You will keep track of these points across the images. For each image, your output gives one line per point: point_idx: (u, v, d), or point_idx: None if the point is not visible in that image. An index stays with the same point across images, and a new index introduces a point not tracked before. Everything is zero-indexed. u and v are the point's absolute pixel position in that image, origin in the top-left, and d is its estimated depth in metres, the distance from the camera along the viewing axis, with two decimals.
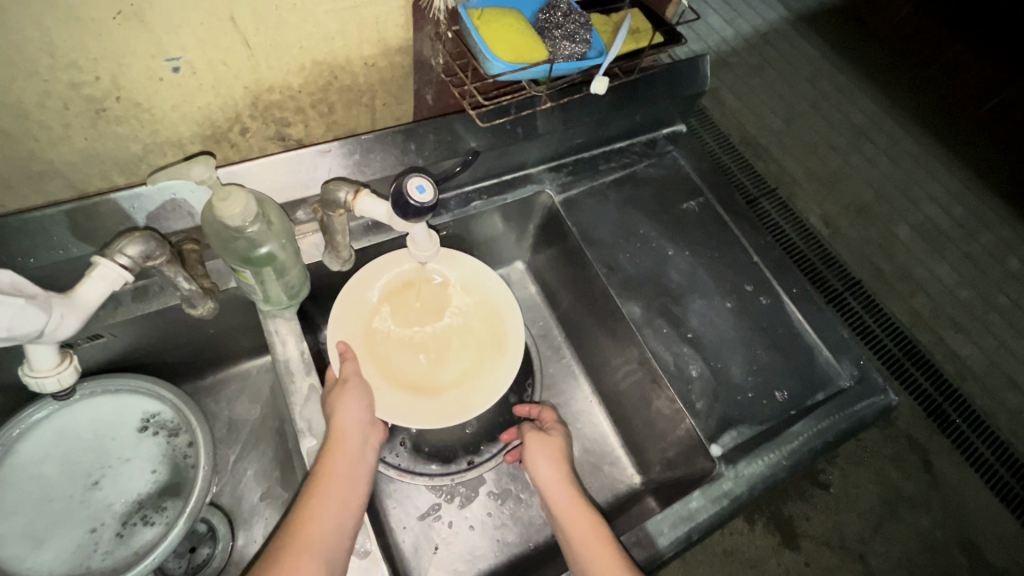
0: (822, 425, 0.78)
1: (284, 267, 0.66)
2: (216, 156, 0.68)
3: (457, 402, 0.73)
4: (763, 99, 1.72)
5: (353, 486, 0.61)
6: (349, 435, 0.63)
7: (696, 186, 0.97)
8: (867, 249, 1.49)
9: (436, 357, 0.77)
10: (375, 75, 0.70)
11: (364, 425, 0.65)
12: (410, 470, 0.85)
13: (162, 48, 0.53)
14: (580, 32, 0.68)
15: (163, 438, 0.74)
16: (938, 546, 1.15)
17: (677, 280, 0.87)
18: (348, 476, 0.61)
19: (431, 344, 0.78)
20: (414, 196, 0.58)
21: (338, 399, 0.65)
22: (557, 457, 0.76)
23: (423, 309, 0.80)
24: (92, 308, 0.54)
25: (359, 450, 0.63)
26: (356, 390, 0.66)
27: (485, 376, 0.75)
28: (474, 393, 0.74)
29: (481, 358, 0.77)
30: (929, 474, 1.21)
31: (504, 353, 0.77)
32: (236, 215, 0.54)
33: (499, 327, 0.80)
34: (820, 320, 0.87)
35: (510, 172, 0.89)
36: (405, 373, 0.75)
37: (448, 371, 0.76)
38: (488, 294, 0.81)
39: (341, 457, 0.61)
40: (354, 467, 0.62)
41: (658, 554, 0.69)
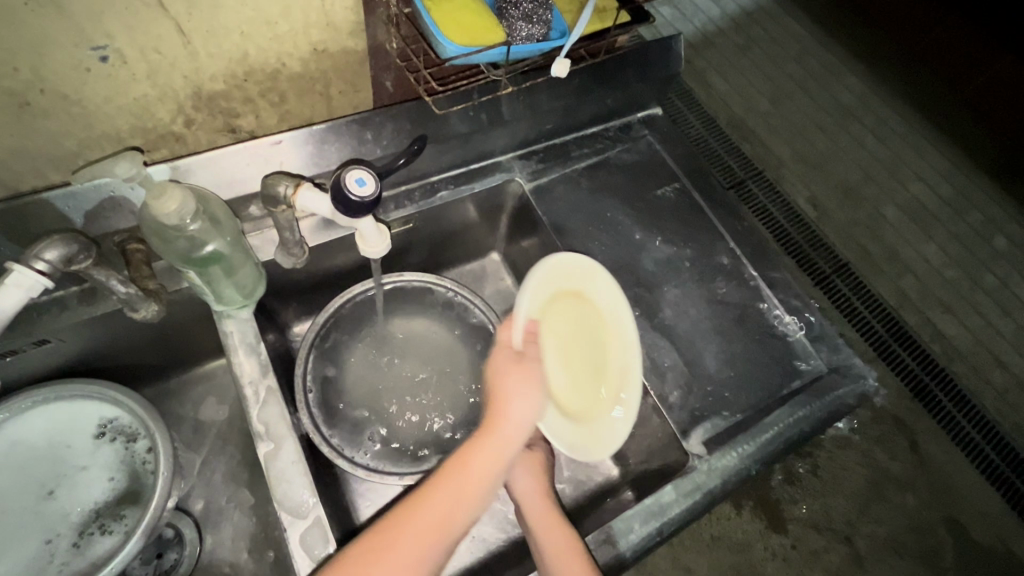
0: (799, 413, 0.77)
1: (232, 266, 0.63)
2: (162, 151, 0.65)
3: (568, 436, 0.70)
4: (748, 79, 1.68)
5: (488, 483, 0.59)
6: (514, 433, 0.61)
7: (672, 171, 0.94)
8: (853, 230, 1.47)
9: (566, 378, 0.72)
10: (327, 62, 0.67)
11: (527, 420, 0.61)
12: (378, 470, 0.76)
13: (85, 35, 0.50)
14: (539, 13, 0.66)
15: (120, 444, 0.71)
16: (924, 524, 1.15)
17: (652, 269, 0.85)
18: (484, 473, 0.59)
19: (569, 358, 0.72)
20: (353, 190, 0.56)
21: (511, 390, 0.61)
22: (536, 469, 0.78)
23: (570, 317, 0.73)
24: (6, 317, 0.51)
25: (512, 447, 0.61)
26: (527, 386, 0.61)
27: (603, 422, 0.72)
28: (585, 434, 0.71)
29: (599, 394, 0.73)
30: (915, 454, 1.21)
31: (626, 398, 0.72)
32: (171, 212, 0.51)
33: (626, 372, 0.74)
34: (798, 307, 0.85)
35: (478, 160, 0.85)
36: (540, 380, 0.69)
37: (571, 397, 0.72)
38: (622, 331, 0.75)
39: (499, 444, 0.60)
40: (495, 466, 0.59)
41: (623, 555, 0.68)
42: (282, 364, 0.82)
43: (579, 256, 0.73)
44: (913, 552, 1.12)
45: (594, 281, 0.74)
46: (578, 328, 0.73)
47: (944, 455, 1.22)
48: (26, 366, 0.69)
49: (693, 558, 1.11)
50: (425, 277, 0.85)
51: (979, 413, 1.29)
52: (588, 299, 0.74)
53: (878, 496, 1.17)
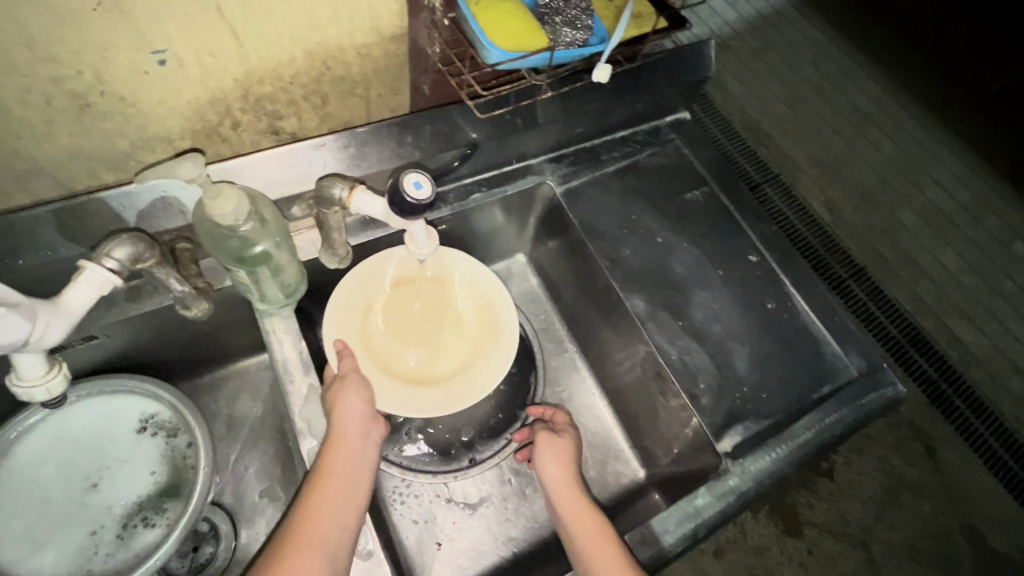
0: (829, 419, 0.77)
1: (279, 267, 0.64)
2: (208, 152, 0.66)
3: (458, 392, 0.72)
4: (766, 83, 1.69)
5: (353, 481, 0.61)
6: (349, 429, 0.63)
7: (699, 175, 0.94)
8: (871, 234, 1.47)
9: (428, 350, 0.76)
10: (370, 65, 0.68)
11: (366, 418, 0.65)
12: (413, 467, 0.83)
13: (146, 40, 0.51)
14: (581, 19, 0.67)
15: (161, 438, 0.73)
16: (941, 532, 1.16)
17: (681, 273, 0.85)
18: (347, 477, 0.60)
19: (434, 337, 0.77)
20: (410, 192, 0.56)
21: (338, 396, 0.64)
22: (565, 459, 0.76)
23: (419, 306, 0.79)
24: (78, 314, 0.52)
25: (359, 447, 0.63)
26: (354, 385, 0.66)
27: (483, 365, 0.75)
28: (471, 383, 0.73)
29: (475, 346, 0.77)
30: (932, 459, 1.22)
31: (499, 338, 0.76)
32: (226, 213, 0.52)
33: (493, 316, 0.78)
34: (827, 312, 0.85)
35: (510, 163, 0.87)
36: (405, 368, 0.74)
37: (445, 361, 0.75)
38: (476, 287, 0.80)
39: (345, 451, 0.62)
40: (353, 461, 0.62)
41: (662, 554, 0.69)
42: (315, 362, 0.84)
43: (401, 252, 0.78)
44: (926, 556, 1.13)
45: (435, 265, 0.80)
46: (428, 312, 0.79)
47: (962, 463, 1.22)
48: (71, 360, 0.70)
49: (711, 561, 1.12)
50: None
51: (996, 419, 1.28)
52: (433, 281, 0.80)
53: (893, 501, 1.18)
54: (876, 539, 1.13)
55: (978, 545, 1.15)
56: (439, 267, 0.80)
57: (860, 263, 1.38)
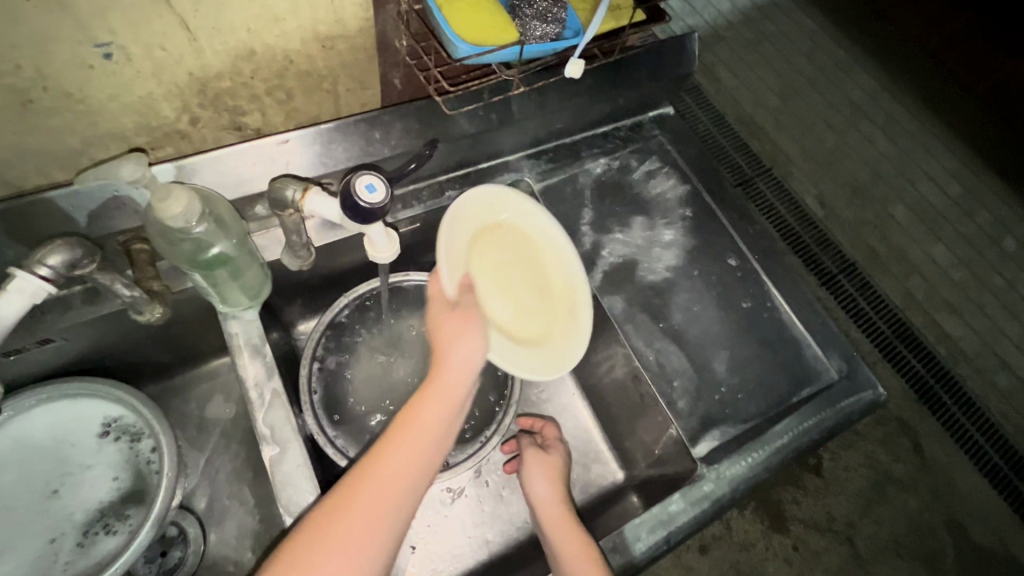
0: (809, 422, 0.76)
1: (239, 268, 0.62)
2: (168, 150, 0.64)
3: (533, 360, 0.74)
4: (758, 75, 1.66)
5: (435, 443, 0.59)
6: (453, 386, 0.61)
7: (682, 172, 0.92)
8: (862, 229, 1.46)
9: (503, 304, 0.76)
10: (336, 59, 0.65)
11: (473, 373, 0.62)
12: None
13: (89, 33, 0.48)
14: (553, 11, 0.64)
15: (125, 443, 0.71)
16: (925, 526, 1.16)
17: (662, 272, 0.84)
18: (436, 433, 0.59)
19: (514, 292, 0.77)
20: (363, 197, 0.54)
21: (456, 338, 0.62)
22: (553, 476, 0.77)
23: (517, 257, 0.77)
24: (6, 325, 0.50)
25: (458, 405, 0.61)
26: (473, 333, 0.63)
27: (557, 340, 0.76)
28: (544, 354, 0.75)
29: (553, 317, 0.78)
30: (918, 455, 1.22)
31: (577, 315, 0.77)
32: (176, 213, 0.50)
33: (572, 290, 0.78)
34: (810, 313, 0.84)
35: (487, 160, 0.84)
36: (493, 317, 0.74)
37: (527, 324, 0.77)
38: (565, 258, 0.78)
39: (441, 401, 0.59)
40: (445, 422, 0.59)
41: (634, 561, 0.68)
42: (287, 363, 0.82)
43: (505, 196, 0.76)
44: (911, 552, 1.13)
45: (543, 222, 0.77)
46: (523, 266, 0.78)
47: (949, 461, 1.22)
48: (30, 364, 0.68)
49: (695, 557, 1.11)
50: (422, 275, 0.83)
51: (984, 417, 1.26)
52: (538, 238, 0.78)
53: (879, 496, 1.18)
54: (861, 534, 1.14)
55: (961, 540, 1.16)
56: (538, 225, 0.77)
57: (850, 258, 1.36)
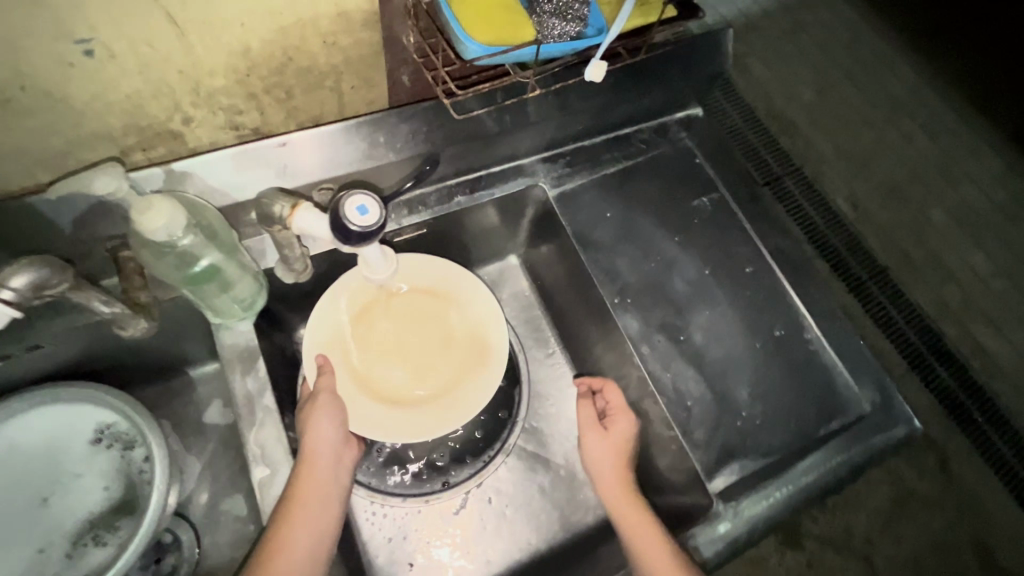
0: (835, 459, 0.70)
1: (229, 281, 0.58)
2: (161, 150, 0.60)
3: (429, 418, 0.67)
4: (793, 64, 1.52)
5: (320, 514, 0.58)
6: (320, 455, 0.61)
7: (709, 180, 0.86)
8: (896, 232, 1.33)
9: (399, 371, 0.70)
10: (339, 55, 0.61)
11: (336, 440, 0.63)
12: (383, 490, 0.80)
13: (65, 28, 0.45)
14: (574, 7, 0.58)
15: (117, 451, 0.69)
16: (949, 549, 1.08)
17: (682, 289, 0.78)
18: (319, 501, 0.59)
19: (410, 354, 0.71)
20: (355, 220, 0.50)
21: (311, 417, 0.63)
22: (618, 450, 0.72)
23: (408, 317, 0.73)
24: None
25: (331, 473, 0.61)
26: (327, 408, 0.64)
27: (467, 387, 0.69)
28: (453, 406, 0.68)
29: (463, 366, 0.71)
30: (945, 474, 1.11)
31: (487, 359, 0.70)
32: (154, 230, 0.46)
33: (483, 337, 0.72)
34: (842, 339, 0.77)
35: (499, 162, 0.79)
36: (386, 386, 0.69)
37: (432, 381, 0.70)
38: (477, 302, 0.74)
39: (316, 482, 0.59)
40: (325, 489, 0.60)
41: None
42: None
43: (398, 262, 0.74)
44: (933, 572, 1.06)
45: (441, 277, 0.75)
46: (420, 325, 0.73)
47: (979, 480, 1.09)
48: (22, 368, 0.66)
49: None
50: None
51: None
52: (432, 294, 0.74)
53: (900, 512, 1.11)
54: (880, 553, 1.09)
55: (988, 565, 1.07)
56: (431, 279, 0.74)
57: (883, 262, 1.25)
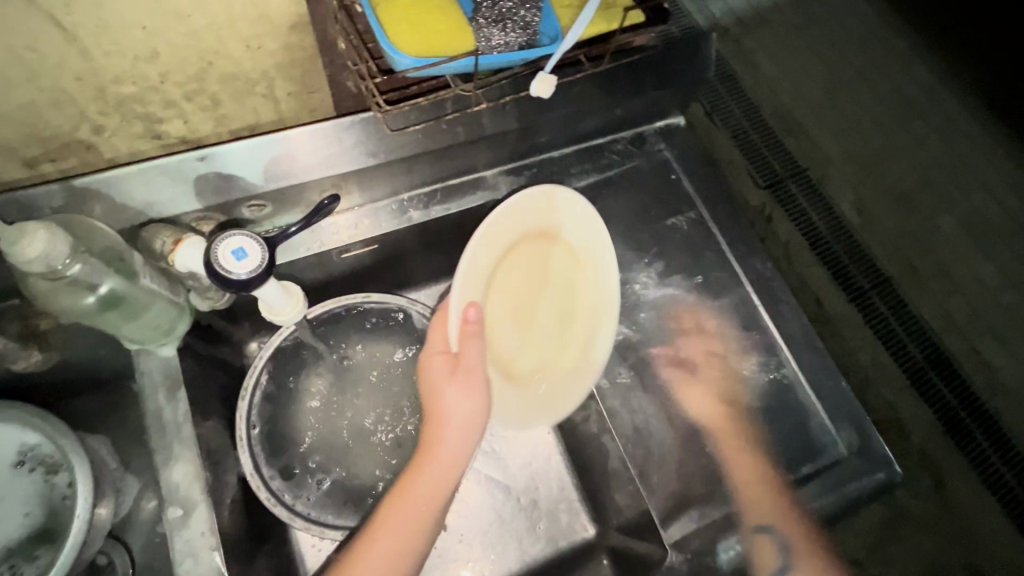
0: (807, 505, 0.66)
1: (136, 307, 0.58)
2: (74, 162, 0.56)
3: (528, 401, 0.69)
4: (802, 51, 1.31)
5: (433, 493, 0.58)
6: (449, 432, 0.59)
7: (686, 196, 0.80)
8: (901, 239, 1.14)
9: (513, 335, 0.68)
10: (267, 60, 0.55)
11: (476, 419, 0.59)
12: (320, 520, 0.67)
13: None
14: (517, 17, 0.54)
15: (39, 475, 0.65)
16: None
17: (647, 319, 0.75)
18: (435, 479, 0.59)
19: (532, 320, 0.70)
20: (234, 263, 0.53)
21: (450, 391, 0.58)
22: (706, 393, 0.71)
23: (544, 278, 0.69)
24: None
25: (452, 452, 0.59)
26: (464, 384, 0.58)
27: (564, 373, 0.71)
28: (549, 392, 0.71)
29: (565, 346, 0.71)
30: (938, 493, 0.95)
31: (591, 348, 0.70)
32: (34, 255, 0.47)
33: (593, 322, 0.71)
34: (822, 375, 0.72)
35: (456, 175, 0.73)
36: (503, 351, 0.67)
37: (537, 356, 0.70)
38: (599, 281, 0.69)
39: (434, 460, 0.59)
40: (442, 470, 0.59)
41: None
42: None
43: (542, 198, 0.65)
44: None
45: (577, 237, 0.68)
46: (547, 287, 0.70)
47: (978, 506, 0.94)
48: None
49: None
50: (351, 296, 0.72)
51: None
52: (569, 252, 0.69)
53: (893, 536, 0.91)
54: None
55: None
56: (551, 223, 0.67)
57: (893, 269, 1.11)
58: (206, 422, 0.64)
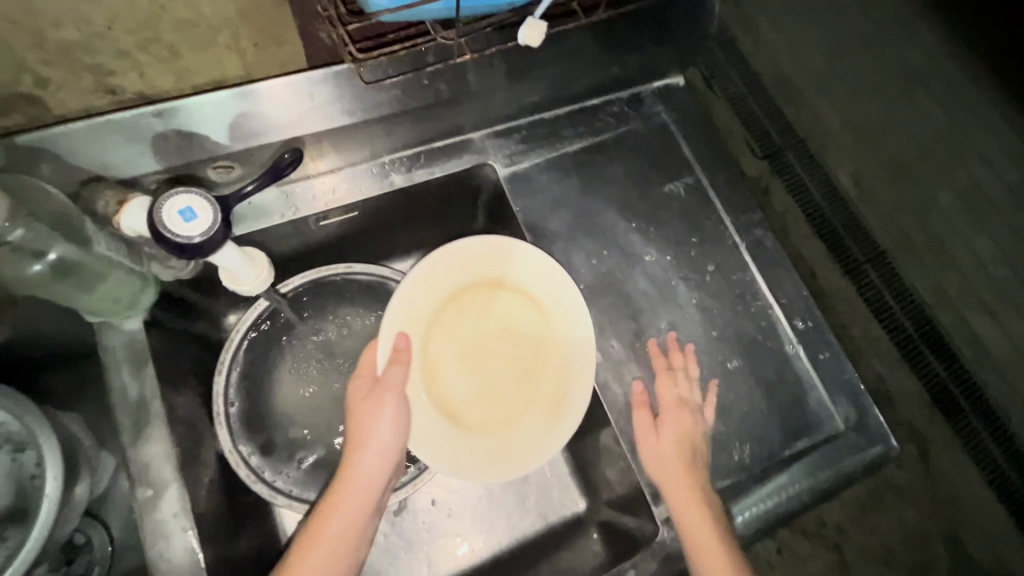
0: (801, 480, 0.65)
1: (91, 277, 0.53)
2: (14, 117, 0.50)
3: (480, 453, 0.65)
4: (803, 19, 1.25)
5: (349, 527, 0.57)
6: (363, 466, 0.58)
7: (684, 162, 0.76)
8: (903, 216, 1.11)
9: (462, 382, 0.67)
10: None
11: (393, 452, 0.59)
12: (301, 497, 0.65)
13: None
14: None
15: (7, 454, 0.62)
16: (920, 538, 0.92)
17: (643, 289, 0.70)
18: (351, 515, 0.57)
19: (482, 369, 0.68)
20: (178, 226, 0.47)
21: (366, 423, 0.58)
22: (680, 433, 0.63)
23: (498, 326, 0.69)
24: None
25: (371, 486, 0.58)
26: (386, 415, 0.58)
27: (520, 426, 0.66)
28: (503, 445, 0.66)
29: (525, 398, 0.67)
30: (925, 464, 0.96)
31: (557, 405, 0.66)
32: None
33: (563, 373, 0.67)
34: (819, 348, 0.70)
35: (441, 137, 0.68)
36: (446, 396, 0.66)
37: (490, 406, 0.67)
38: (563, 322, 0.67)
39: (349, 494, 0.57)
40: (359, 504, 0.58)
41: None
42: None
43: (490, 251, 0.67)
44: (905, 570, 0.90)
45: (535, 286, 0.68)
46: (500, 333, 0.69)
47: (959, 479, 0.95)
48: None
49: None
50: (335, 267, 0.69)
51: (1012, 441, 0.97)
52: (523, 301, 0.68)
53: (873, 501, 0.94)
54: (850, 542, 0.92)
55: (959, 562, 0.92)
56: (502, 273, 0.68)
57: (891, 242, 1.09)
58: (178, 399, 0.61)
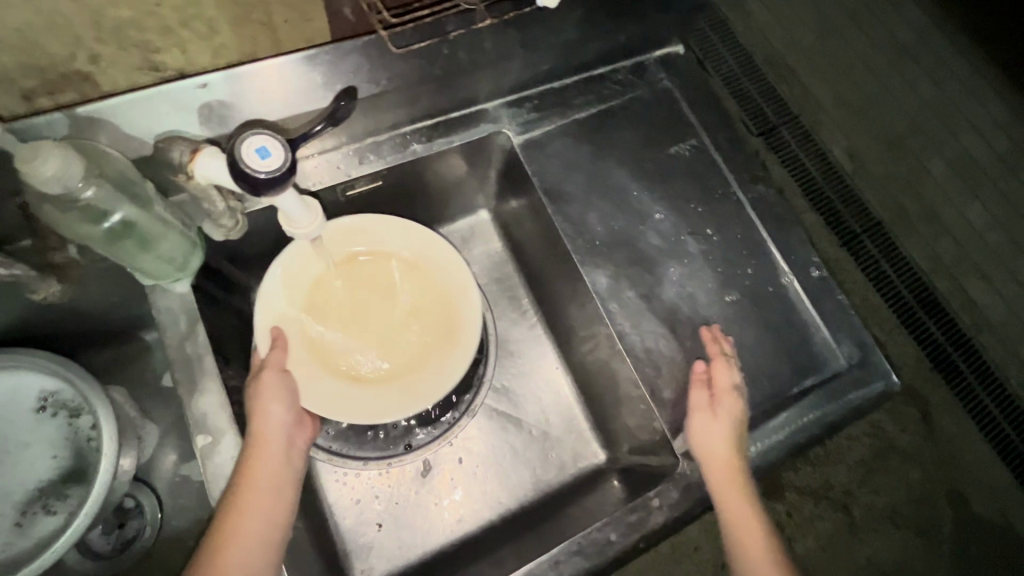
0: (804, 416, 0.69)
1: (146, 236, 0.58)
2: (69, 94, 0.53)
3: (393, 397, 0.65)
4: None
5: (272, 497, 0.57)
6: (270, 437, 0.59)
7: (688, 125, 0.80)
8: (892, 184, 1.16)
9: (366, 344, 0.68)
10: None
11: (289, 422, 0.61)
12: (343, 454, 0.78)
13: None
14: None
15: (63, 419, 0.66)
16: (926, 500, 0.93)
17: (655, 244, 0.74)
18: (270, 487, 0.57)
19: (380, 328, 0.69)
20: (254, 163, 0.50)
21: (258, 399, 0.60)
22: (732, 418, 0.65)
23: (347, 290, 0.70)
24: None
25: (284, 455, 0.60)
26: (271, 386, 0.61)
27: (431, 367, 0.67)
28: (414, 388, 0.66)
29: (431, 344, 0.69)
30: (926, 425, 0.98)
31: (458, 342, 0.68)
32: (49, 176, 0.47)
33: (455, 315, 0.69)
34: (821, 295, 0.74)
35: (458, 108, 0.73)
36: (350, 361, 0.67)
37: (398, 358, 0.68)
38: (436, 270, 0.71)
39: (267, 466, 0.58)
40: (279, 473, 0.58)
41: (637, 544, 0.65)
42: None
43: (339, 227, 0.69)
44: (912, 523, 0.91)
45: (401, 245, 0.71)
46: (379, 293, 0.70)
47: (959, 430, 0.98)
48: None
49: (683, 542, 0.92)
50: None
51: (1001, 389, 1.03)
52: (381, 262, 0.71)
53: (878, 462, 0.95)
54: (859, 502, 0.91)
55: (964, 513, 0.94)
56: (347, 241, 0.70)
57: (885, 209, 1.13)
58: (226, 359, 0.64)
